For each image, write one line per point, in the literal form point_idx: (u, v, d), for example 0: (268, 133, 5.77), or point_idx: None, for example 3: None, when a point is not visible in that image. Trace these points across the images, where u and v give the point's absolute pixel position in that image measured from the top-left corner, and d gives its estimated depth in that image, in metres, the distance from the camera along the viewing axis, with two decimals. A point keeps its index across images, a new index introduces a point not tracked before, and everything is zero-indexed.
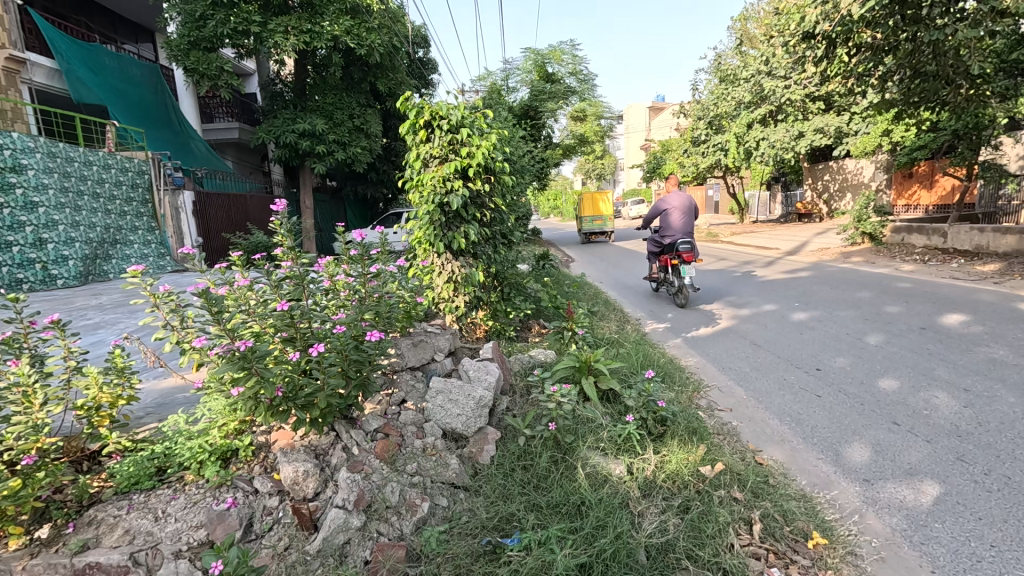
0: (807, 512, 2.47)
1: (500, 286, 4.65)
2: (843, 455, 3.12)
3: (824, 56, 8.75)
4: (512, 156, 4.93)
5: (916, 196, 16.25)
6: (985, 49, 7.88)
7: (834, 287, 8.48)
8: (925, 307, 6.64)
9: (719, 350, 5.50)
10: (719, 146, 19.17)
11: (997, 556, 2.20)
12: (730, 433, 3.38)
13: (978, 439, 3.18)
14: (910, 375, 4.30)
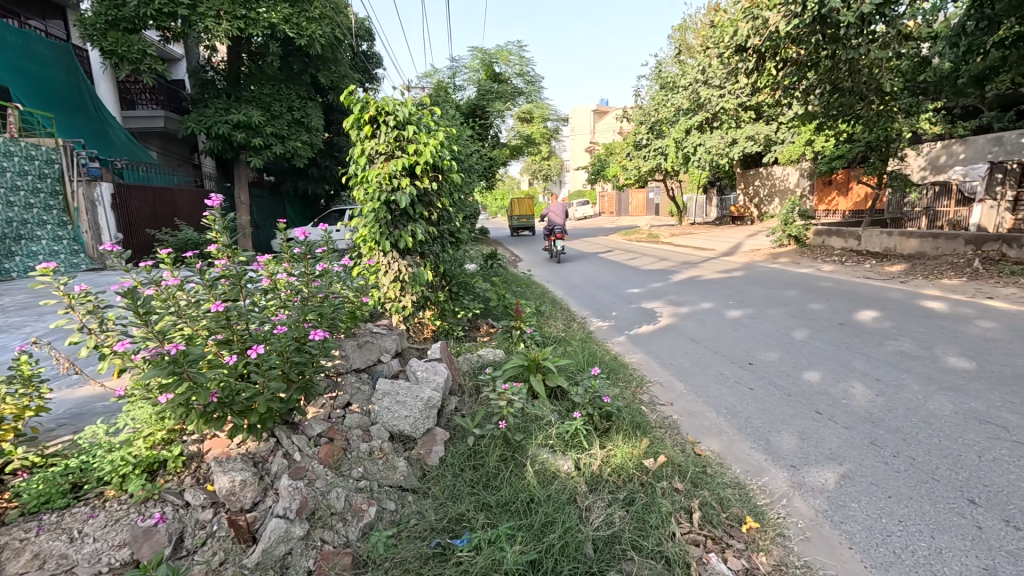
0: (741, 498, 2.62)
1: (449, 286, 4.61)
2: (773, 444, 3.33)
3: (755, 69, 9.30)
4: (460, 155, 4.90)
5: (835, 202, 17.59)
6: (892, 69, 8.64)
7: (763, 286, 9.02)
8: (843, 305, 7.20)
9: (660, 346, 5.72)
10: (660, 150, 19.92)
11: (903, 530, 2.43)
12: (671, 426, 3.53)
13: (888, 424, 3.49)
14: (831, 368, 4.66)
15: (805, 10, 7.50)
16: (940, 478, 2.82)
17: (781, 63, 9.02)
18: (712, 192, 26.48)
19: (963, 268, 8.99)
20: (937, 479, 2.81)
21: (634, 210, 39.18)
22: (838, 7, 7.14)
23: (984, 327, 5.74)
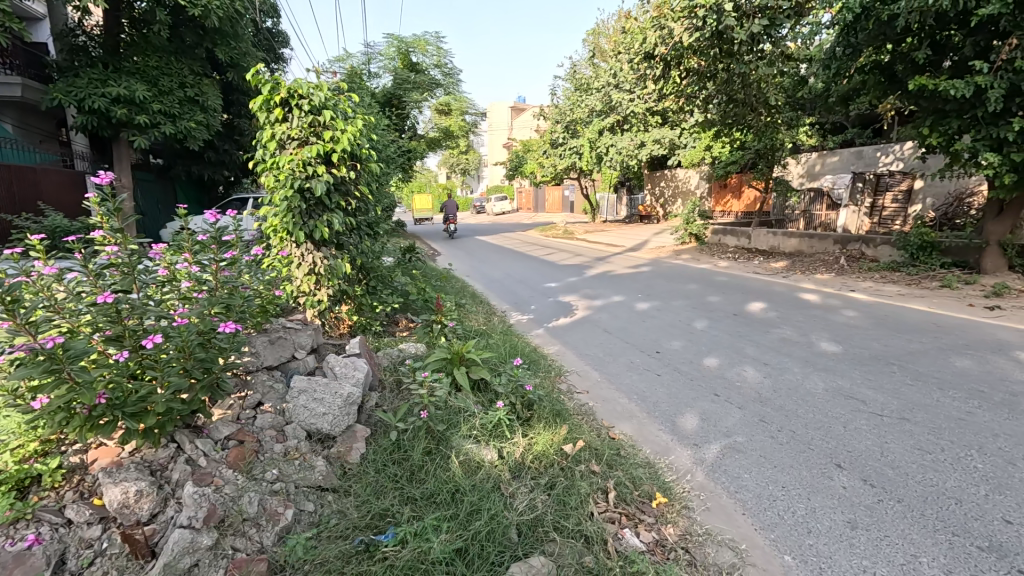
0: (652, 476, 2.82)
1: (367, 279, 4.47)
2: (678, 425, 3.61)
3: (662, 76, 9.90)
4: (377, 144, 4.74)
5: (729, 204, 19.26)
6: (777, 84, 9.62)
7: (669, 280, 9.67)
8: (736, 297, 7.93)
9: (576, 337, 5.96)
10: (575, 149, 20.61)
11: (786, 495, 2.75)
12: (588, 413, 3.70)
13: (774, 403, 3.91)
14: (727, 354, 5.12)
15: (705, 25, 8.14)
16: (814, 447, 3.22)
17: (685, 72, 9.67)
18: (623, 192, 27.87)
19: (833, 264, 10.24)
20: (813, 448, 3.21)
21: (550, 207, 40.19)
22: (733, 24, 7.80)
23: (848, 316, 6.60)
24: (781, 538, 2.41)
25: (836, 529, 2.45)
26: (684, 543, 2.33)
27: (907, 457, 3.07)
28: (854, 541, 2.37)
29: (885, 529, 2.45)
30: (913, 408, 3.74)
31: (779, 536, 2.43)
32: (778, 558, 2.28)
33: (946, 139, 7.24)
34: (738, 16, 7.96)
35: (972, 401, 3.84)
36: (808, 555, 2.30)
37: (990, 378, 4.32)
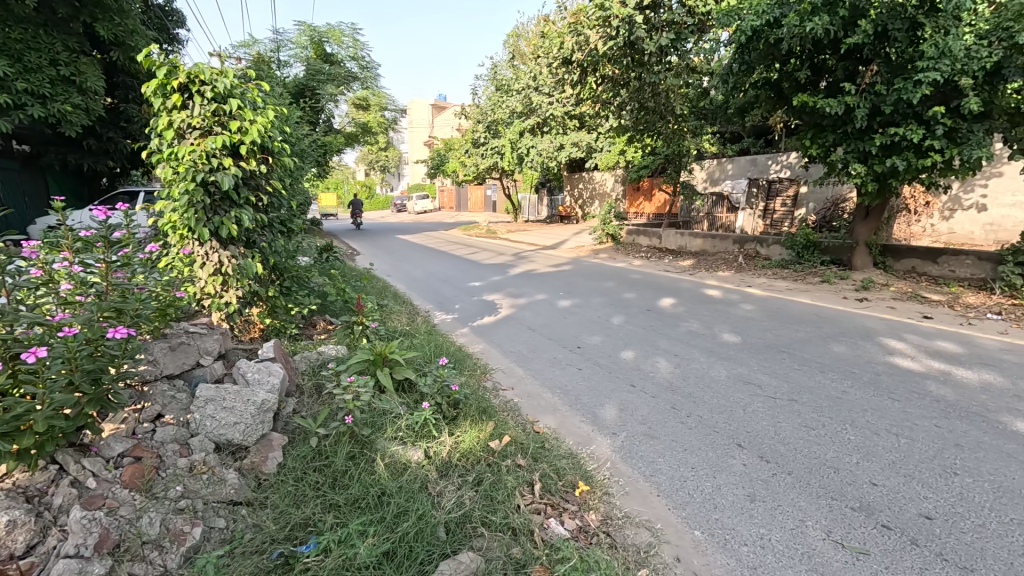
0: (574, 466, 2.93)
1: (280, 280, 4.23)
2: (598, 415, 3.78)
3: (579, 81, 10.26)
4: (291, 136, 4.49)
5: (641, 206, 20.36)
6: (683, 94, 10.32)
7: (587, 279, 10.05)
8: (649, 294, 8.42)
9: (500, 335, 6.03)
10: (496, 149, 20.77)
11: (695, 475, 2.97)
12: (513, 408, 3.76)
13: (683, 391, 4.21)
14: (641, 347, 5.43)
15: (618, 34, 8.53)
16: (719, 430, 3.51)
17: (601, 78, 10.11)
18: (543, 193, 28.52)
19: (733, 263, 11.16)
20: (717, 430, 3.50)
21: (473, 206, 40.20)
22: (643, 36, 8.28)
23: (746, 310, 7.24)
24: (692, 515, 2.60)
25: (738, 503, 2.70)
26: (606, 528, 2.45)
27: (795, 434, 3.45)
28: (753, 512, 2.62)
29: (779, 499, 2.72)
30: (800, 390, 4.19)
31: (689, 513, 2.63)
32: (689, 534, 2.47)
33: (823, 150, 8.16)
34: (648, 28, 8.47)
35: (846, 382, 4.38)
36: (715, 528, 2.51)
37: (860, 361, 4.94)
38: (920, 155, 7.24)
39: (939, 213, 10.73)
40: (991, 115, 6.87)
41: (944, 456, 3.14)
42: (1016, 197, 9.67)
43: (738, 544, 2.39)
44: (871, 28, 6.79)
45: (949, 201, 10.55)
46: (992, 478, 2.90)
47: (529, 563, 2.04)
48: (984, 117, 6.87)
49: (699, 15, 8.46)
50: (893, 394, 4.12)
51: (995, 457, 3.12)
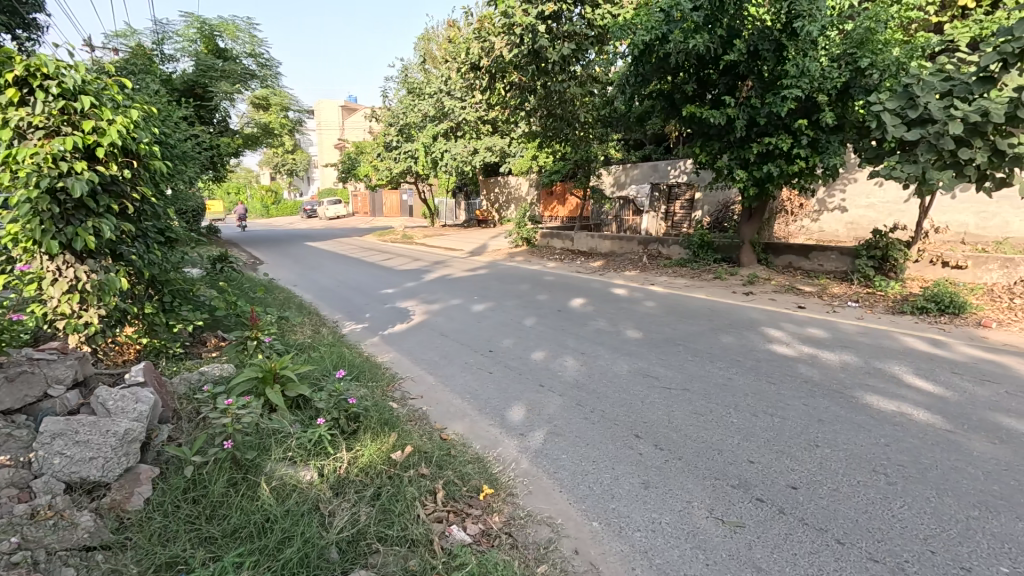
0: (480, 470, 2.95)
1: (159, 294, 3.84)
2: (507, 418, 3.82)
3: (488, 86, 10.39)
4: (166, 137, 4.11)
5: (555, 209, 20.97)
6: (587, 103, 10.79)
7: (502, 282, 10.16)
8: (561, 295, 8.69)
9: (412, 343, 5.93)
10: (410, 153, 20.43)
11: (596, 468, 3.10)
12: (420, 417, 3.70)
13: (588, 387, 4.38)
14: (551, 347, 5.58)
15: (522, 42, 8.75)
16: (618, 422, 3.70)
17: (509, 85, 10.30)
18: (461, 197, 28.48)
19: (638, 263, 11.82)
20: (617, 423, 3.68)
21: (389, 212, 39.19)
22: (546, 45, 8.57)
23: (648, 306, 7.70)
24: (591, 508, 2.71)
25: (633, 491, 2.85)
26: (507, 528, 2.49)
27: (686, 421, 3.71)
28: (646, 499, 2.78)
29: (669, 484, 2.92)
30: (692, 380, 4.52)
31: (588, 506, 2.74)
32: (587, 526, 2.57)
33: (710, 157, 8.91)
34: (550, 38, 8.78)
35: (731, 369, 4.79)
36: (612, 518, 2.62)
37: (745, 350, 5.43)
38: (790, 162, 8.10)
39: (810, 214, 12.08)
40: (844, 128, 7.85)
41: (808, 430, 3.53)
42: (870, 200, 11.14)
43: (632, 530, 2.53)
44: (744, 48, 7.60)
45: (818, 203, 11.92)
46: (845, 447, 3.31)
47: (425, 574, 2.02)
48: (839, 129, 7.85)
49: (598, 28, 8.90)
50: (770, 378, 4.57)
51: (848, 428, 3.57)
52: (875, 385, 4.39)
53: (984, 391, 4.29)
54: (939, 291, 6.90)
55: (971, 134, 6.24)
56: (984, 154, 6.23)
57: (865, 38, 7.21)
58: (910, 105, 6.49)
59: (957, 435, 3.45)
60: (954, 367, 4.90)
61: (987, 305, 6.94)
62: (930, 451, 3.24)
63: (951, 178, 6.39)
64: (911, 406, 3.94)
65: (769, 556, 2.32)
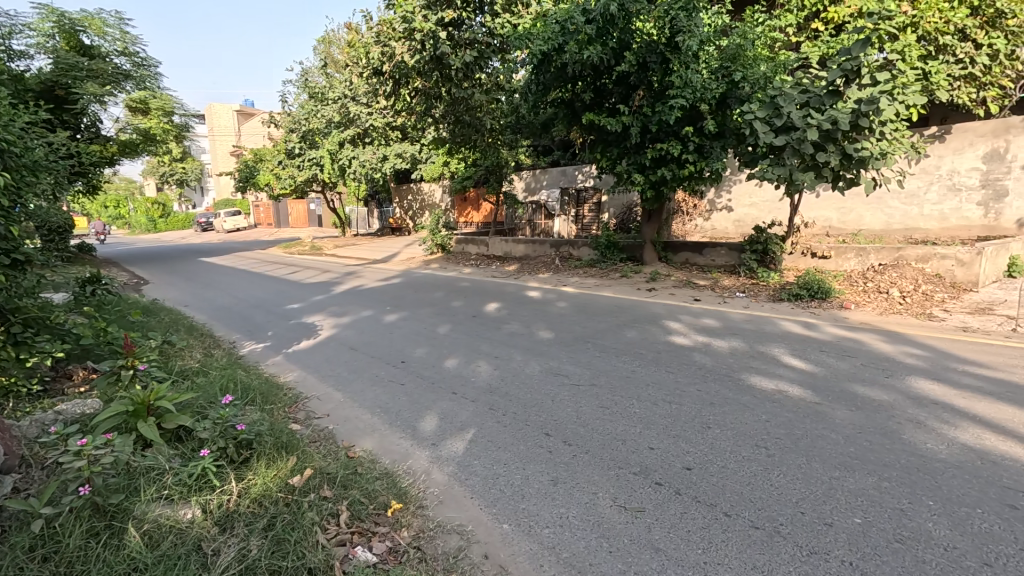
0: (388, 485, 2.87)
1: (8, 326, 3.34)
2: (418, 429, 3.74)
3: (392, 92, 10.17)
4: (8, 145, 3.57)
5: (470, 215, 21.01)
6: (493, 109, 10.92)
7: (416, 290, 9.98)
8: (475, 300, 8.70)
9: (318, 359, 5.64)
10: (315, 161, 19.35)
11: (507, 470, 3.13)
12: (325, 437, 3.54)
13: (501, 391, 4.41)
14: (464, 353, 5.56)
15: (424, 47, 8.68)
16: (529, 423, 3.76)
17: (413, 91, 10.17)
18: (372, 205, 27.66)
19: (550, 265, 12.16)
20: (528, 423, 3.75)
21: (296, 222, 37.12)
22: (448, 52, 8.56)
23: (560, 307, 7.93)
24: (502, 510, 2.73)
25: (543, 489, 2.91)
26: (416, 542, 2.44)
27: (593, 415, 3.86)
28: (555, 495, 2.85)
29: (577, 478, 3.02)
30: (599, 375, 4.72)
31: (499, 509, 2.75)
32: (498, 528, 2.58)
33: (611, 162, 9.40)
34: (452, 45, 8.76)
35: (635, 362, 5.06)
36: (522, 518, 2.66)
37: (647, 343, 5.76)
38: (681, 166, 8.75)
39: (703, 214, 13.10)
40: (725, 135, 8.59)
41: (702, 414, 3.81)
42: (752, 199, 12.31)
43: (541, 528, 2.58)
44: (634, 60, 8.09)
45: (709, 204, 12.98)
46: (732, 426, 3.61)
47: None
48: (721, 136, 8.59)
49: (499, 37, 9.06)
50: (669, 367, 4.88)
51: (735, 408, 3.90)
52: (757, 367, 4.85)
53: (844, 364, 4.90)
54: (809, 279, 7.77)
55: (825, 140, 7.11)
56: (836, 158, 7.13)
57: (737, 53, 7.98)
58: (776, 114, 7.24)
59: (823, 406, 3.90)
60: (821, 346, 5.54)
61: (848, 289, 7.93)
62: (801, 423, 3.63)
63: (812, 179, 7.22)
64: (786, 383, 4.40)
65: (666, 536, 2.47)
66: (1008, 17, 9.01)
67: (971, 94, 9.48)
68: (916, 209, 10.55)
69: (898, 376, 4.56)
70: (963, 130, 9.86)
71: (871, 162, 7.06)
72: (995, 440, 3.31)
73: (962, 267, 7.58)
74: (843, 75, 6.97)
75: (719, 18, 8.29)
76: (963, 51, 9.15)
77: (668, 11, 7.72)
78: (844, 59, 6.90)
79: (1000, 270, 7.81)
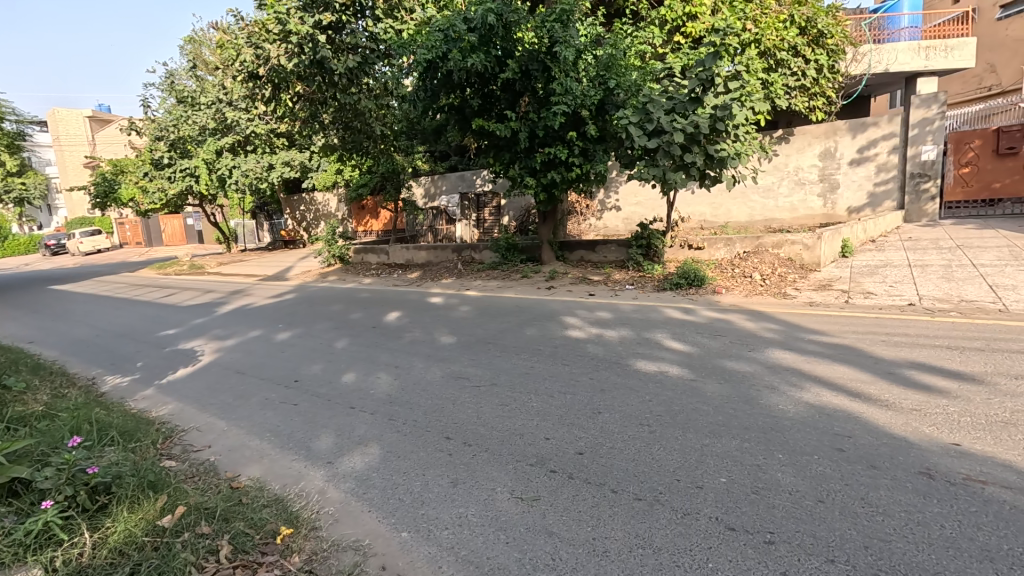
0: (278, 512, 2.71)
1: None
2: (312, 449, 3.57)
3: (271, 97, 9.59)
4: None
5: (369, 224, 20.30)
6: (384, 114, 10.66)
7: (312, 305, 9.48)
8: (375, 311, 8.45)
9: (198, 388, 5.17)
10: (189, 171, 17.45)
11: (407, 478, 3.10)
12: (205, 470, 3.26)
13: (401, 400, 4.34)
14: (363, 366, 5.38)
15: (303, 51, 8.27)
16: (429, 429, 3.74)
17: (295, 96, 9.69)
18: (261, 218, 25.81)
19: (453, 270, 12.17)
20: (428, 429, 3.74)
21: (171, 239, 33.43)
22: (329, 56, 8.27)
23: (462, 311, 7.96)
24: (400, 519, 2.70)
25: (442, 492, 2.93)
26: (309, 565, 2.34)
27: (492, 414, 3.94)
28: (454, 496, 2.88)
29: (476, 476, 3.06)
30: (499, 374, 4.82)
31: (398, 518, 2.71)
32: (397, 538, 2.55)
33: (504, 167, 9.62)
34: (333, 49, 8.52)
35: (533, 359, 5.23)
36: (421, 524, 2.65)
37: (546, 339, 5.99)
38: (568, 170, 9.20)
39: (596, 213, 13.80)
40: (606, 139, 9.16)
41: (593, 401, 4.04)
42: (637, 199, 13.29)
43: (441, 530, 2.59)
44: (517, 68, 8.40)
45: (599, 203, 13.73)
46: (620, 409, 3.87)
47: None
48: (603, 139, 9.15)
49: (384, 43, 8.90)
50: (565, 360, 5.11)
51: (622, 392, 4.20)
52: (642, 352, 5.25)
53: (715, 343, 5.45)
54: (687, 269, 8.53)
55: (690, 143, 7.87)
56: (700, 158, 7.92)
57: (611, 62, 8.63)
58: (647, 119, 7.88)
59: (697, 382, 4.32)
60: (698, 328, 6.12)
61: (719, 275, 8.83)
62: (679, 399, 4.00)
63: (682, 178, 7.94)
64: (668, 365, 4.81)
65: (559, 520, 2.60)
66: (827, 37, 10.67)
67: (805, 102, 11.01)
68: (773, 202, 11.93)
69: (759, 349, 5.17)
70: (803, 132, 11.39)
71: (729, 162, 7.96)
72: (830, 396, 3.89)
73: (808, 250, 8.77)
74: (700, 84, 7.76)
75: (593, 29, 8.90)
76: (796, 65, 10.71)
77: (544, 22, 8.16)
78: (700, 70, 7.68)
79: (837, 251, 9.11)
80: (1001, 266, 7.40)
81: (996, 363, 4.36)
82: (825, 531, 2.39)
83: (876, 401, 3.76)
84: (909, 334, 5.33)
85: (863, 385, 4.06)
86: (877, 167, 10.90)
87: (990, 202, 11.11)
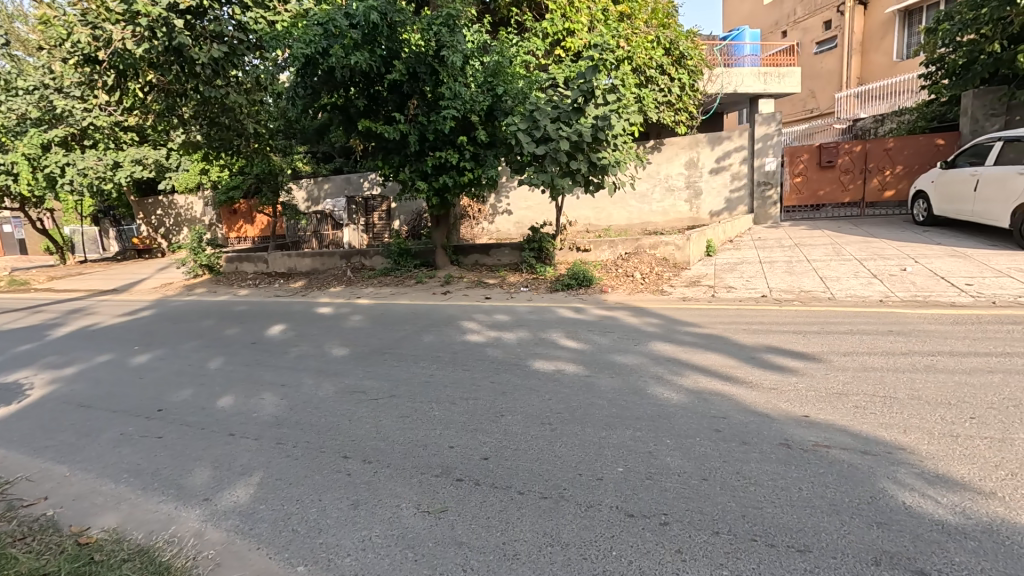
0: (142, 565, 2.34)
1: None
2: (185, 486, 3.14)
3: (115, 85, 8.40)
4: None
5: (244, 229, 18.84)
6: (256, 110, 9.81)
7: (175, 322, 8.38)
8: (255, 325, 7.73)
9: (27, 428, 4.30)
10: (4, 169, 14.60)
11: (301, 505, 2.86)
12: (42, 528, 2.72)
13: (289, 421, 4.00)
14: (243, 387, 4.87)
15: (155, 36, 7.32)
16: (325, 450, 3.48)
17: (146, 86, 8.57)
18: (106, 223, 22.38)
19: (342, 277, 11.53)
20: (323, 450, 3.48)
21: None
22: (189, 44, 7.36)
23: (354, 321, 7.57)
24: (296, 552, 2.47)
25: (342, 516, 2.74)
26: None
27: (392, 427, 3.78)
28: (355, 519, 2.70)
29: (378, 495, 2.91)
30: (398, 385, 4.65)
31: (292, 552, 2.48)
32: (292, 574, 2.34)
33: (393, 170, 9.34)
34: (192, 36, 7.59)
35: (433, 365, 5.12)
36: (319, 554, 2.45)
37: (444, 344, 5.92)
38: (460, 174, 9.19)
39: (488, 217, 13.96)
40: (496, 145, 9.31)
41: (495, 405, 4.06)
42: (527, 203, 13.71)
43: (342, 558, 2.41)
44: (404, 69, 8.23)
45: (491, 208, 13.94)
46: (523, 410, 3.93)
47: None
48: (493, 145, 9.29)
49: (254, 33, 8.13)
50: (465, 365, 5.08)
51: (523, 393, 4.27)
52: (540, 352, 5.40)
53: (605, 339, 5.78)
54: (576, 270, 8.95)
55: (575, 151, 8.30)
56: (585, 165, 8.38)
57: (497, 69, 8.79)
58: (534, 127, 8.16)
59: (592, 377, 4.54)
60: (590, 326, 6.45)
61: (605, 275, 9.41)
62: (576, 395, 4.17)
63: (570, 183, 8.32)
64: (564, 362, 5.01)
65: (468, 529, 2.56)
66: (688, 58, 11.93)
67: (671, 116, 12.13)
68: (647, 207, 13.05)
69: (644, 342, 5.58)
70: (670, 144, 12.60)
71: (610, 169, 8.51)
72: (705, 381, 4.32)
73: (679, 250, 9.66)
74: (582, 95, 8.20)
75: (479, 35, 9.00)
76: (663, 82, 11.80)
77: (430, 25, 8.03)
78: (581, 82, 8.10)
79: (703, 251, 10.17)
80: (828, 261, 8.79)
81: (828, 343, 5.17)
82: (709, 507, 2.63)
83: (743, 383, 4.24)
84: (765, 322, 6.10)
85: (731, 369, 4.57)
86: (731, 176, 12.35)
87: (816, 206, 13.13)
